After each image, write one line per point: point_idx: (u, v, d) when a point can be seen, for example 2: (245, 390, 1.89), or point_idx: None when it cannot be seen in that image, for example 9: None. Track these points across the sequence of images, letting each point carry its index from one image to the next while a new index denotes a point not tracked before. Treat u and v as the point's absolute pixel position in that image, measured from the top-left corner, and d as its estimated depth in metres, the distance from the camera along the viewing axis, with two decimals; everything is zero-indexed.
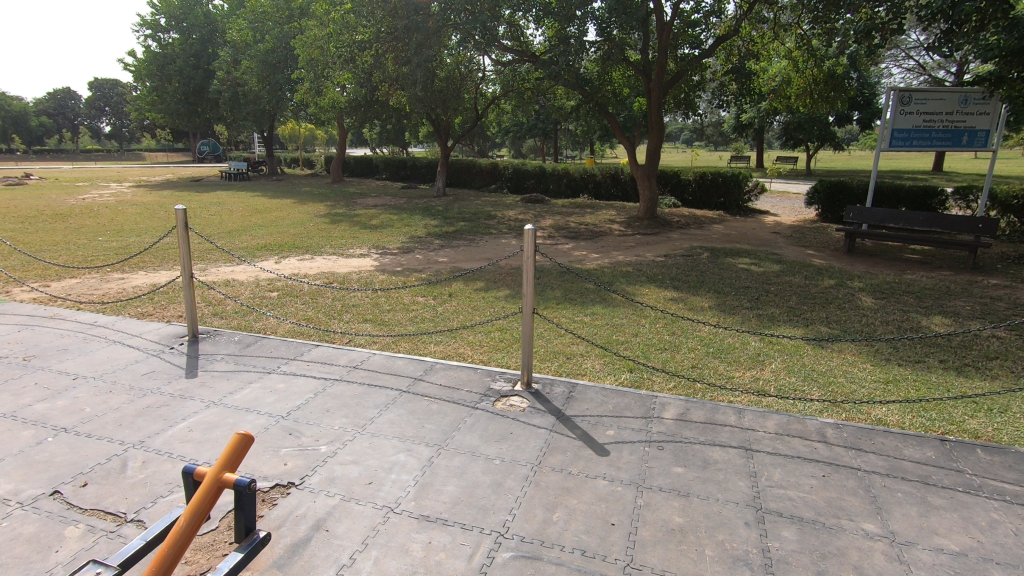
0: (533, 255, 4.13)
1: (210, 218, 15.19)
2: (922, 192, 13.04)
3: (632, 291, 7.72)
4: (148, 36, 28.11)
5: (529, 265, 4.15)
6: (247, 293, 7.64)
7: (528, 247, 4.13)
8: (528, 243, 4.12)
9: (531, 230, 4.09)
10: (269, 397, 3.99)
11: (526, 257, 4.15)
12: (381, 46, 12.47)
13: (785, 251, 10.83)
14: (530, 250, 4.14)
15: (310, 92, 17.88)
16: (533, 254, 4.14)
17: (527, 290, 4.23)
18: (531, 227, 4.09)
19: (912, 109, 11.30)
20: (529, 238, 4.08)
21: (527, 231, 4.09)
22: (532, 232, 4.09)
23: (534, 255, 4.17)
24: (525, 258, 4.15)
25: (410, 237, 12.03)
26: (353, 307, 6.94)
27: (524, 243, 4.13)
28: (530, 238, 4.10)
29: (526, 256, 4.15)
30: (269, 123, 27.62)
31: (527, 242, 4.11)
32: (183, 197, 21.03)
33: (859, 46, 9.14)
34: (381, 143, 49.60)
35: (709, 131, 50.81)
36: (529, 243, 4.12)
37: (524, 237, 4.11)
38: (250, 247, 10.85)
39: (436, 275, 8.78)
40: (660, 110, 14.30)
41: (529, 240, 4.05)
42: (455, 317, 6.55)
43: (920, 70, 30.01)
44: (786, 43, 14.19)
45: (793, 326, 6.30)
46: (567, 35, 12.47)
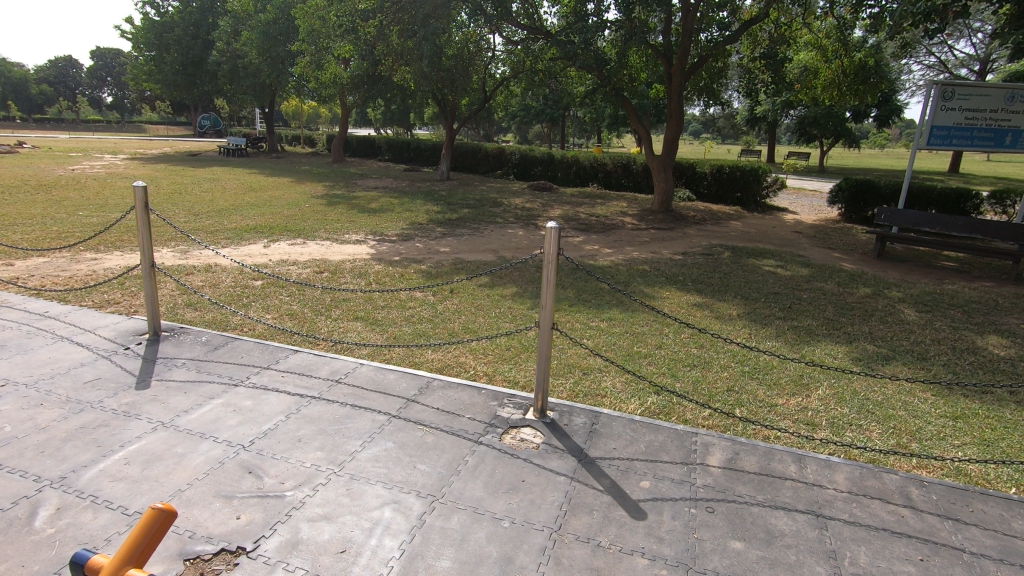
0: (555, 257, 3.44)
1: (202, 195, 14.47)
2: (955, 195, 12.31)
3: (651, 294, 7.05)
4: (147, 4, 27.15)
5: (551, 269, 3.45)
6: (228, 280, 6.96)
7: (550, 247, 3.43)
8: (551, 243, 3.42)
9: (555, 228, 3.38)
10: (232, 418, 3.32)
11: (547, 260, 3.45)
12: (385, 18, 11.63)
13: (811, 253, 10.14)
14: (552, 251, 3.44)
15: (311, 65, 17.04)
16: (554, 256, 3.44)
17: (547, 300, 3.54)
18: (554, 224, 3.38)
19: (955, 105, 10.54)
20: (552, 237, 3.37)
21: (549, 229, 3.39)
22: (556, 231, 3.39)
23: (556, 258, 3.46)
24: (547, 261, 3.45)
25: (411, 223, 11.33)
26: (343, 303, 6.27)
27: (547, 242, 3.42)
28: (553, 238, 3.39)
29: (548, 259, 3.45)
30: (270, 97, 26.75)
31: (549, 241, 3.41)
32: (177, 172, 20.29)
33: (915, 29, 8.29)
34: (385, 124, 48.64)
35: (720, 124, 49.79)
36: (552, 243, 3.42)
37: (546, 237, 3.41)
38: (239, 229, 10.13)
39: (437, 267, 8.11)
40: (681, 98, 13.47)
41: (552, 240, 3.35)
42: (457, 318, 5.89)
43: (942, 68, 29.08)
44: (817, 30, 13.34)
45: (834, 343, 5.62)
46: (585, 13, 11.66)
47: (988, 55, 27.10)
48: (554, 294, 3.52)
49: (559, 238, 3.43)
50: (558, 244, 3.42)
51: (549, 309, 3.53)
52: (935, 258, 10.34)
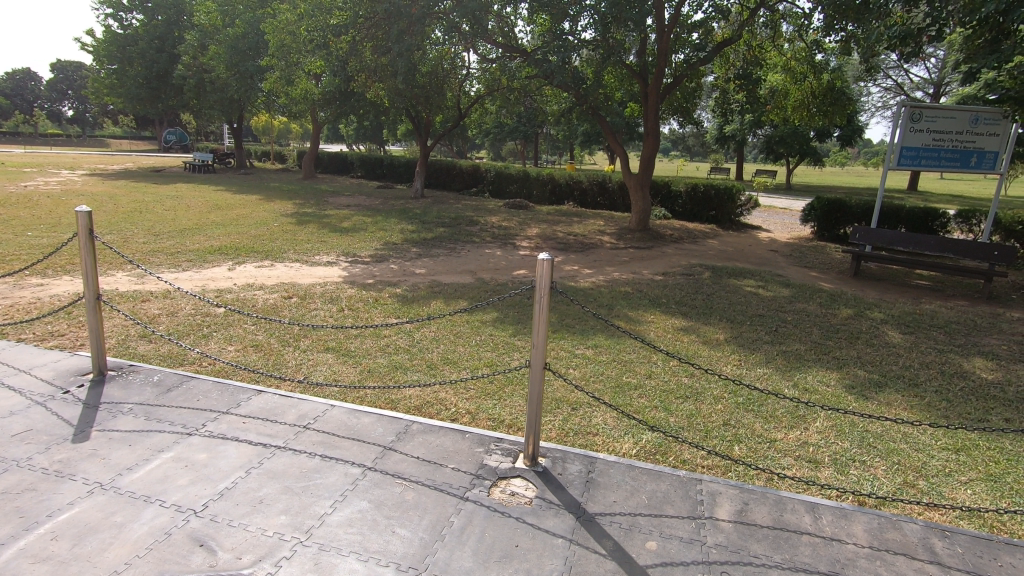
0: (548, 290, 3.17)
1: (164, 213, 13.84)
2: (923, 214, 12.56)
3: (635, 318, 6.84)
4: (110, 16, 26.37)
5: (544, 302, 3.18)
6: (188, 308, 6.50)
7: (542, 278, 3.16)
8: (543, 274, 3.15)
9: (548, 259, 3.13)
10: (183, 476, 2.92)
11: (540, 293, 3.18)
12: (358, 33, 11.35)
13: (789, 272, 10.14)
14: (545, 283, 3.17)
15: (280, 80, 16.65)
16: (547, 289, 3.17)
17: (538, 335, 3.25)
18: (547, 255, 3.12)
19: (923, 126, 10.76)
20: (545, 268, 3.12)
21: (542, 261, 3.12)
22: (548, 262, 3.13)
23: (549, 292, 3.20)
24: (539, 294, 3.18)
25: (384, 243, 10.97)
26: (314, 332, 5.89)
27: (539, 274, 3.15)
28: (545, 269, 3.13)
29: (540, 292, 3.18)
30: (238, 112, 26.14)
31: (542, 272, 3.14)
32: (139, 188, 19.51)
33: (889, 52, 8.39)
34: (358, 140, 48.22)
35: (690, 142, 50.83)
36: (544, 275, 3.15)
37: (538, 268, 3.14)
38: (202, 250, 9.62)
39: (413, 290, 7.79)
40: (656, 118, 13.51)
41: (545, 272, 3.09)
42: (435, 347, 5.56)
43: (899, 90, 30.24)
44: (786, 52, 13.59)
45: (825, 370, 5.48)
46: (560, 32, 11.59)
47: (941, 79, 28.30)
48: (546, 329, 3.24)
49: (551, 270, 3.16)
50: (551, 276, 3.16)
51: (542, 345, 3.24)
52: (908, 276, 10.46)
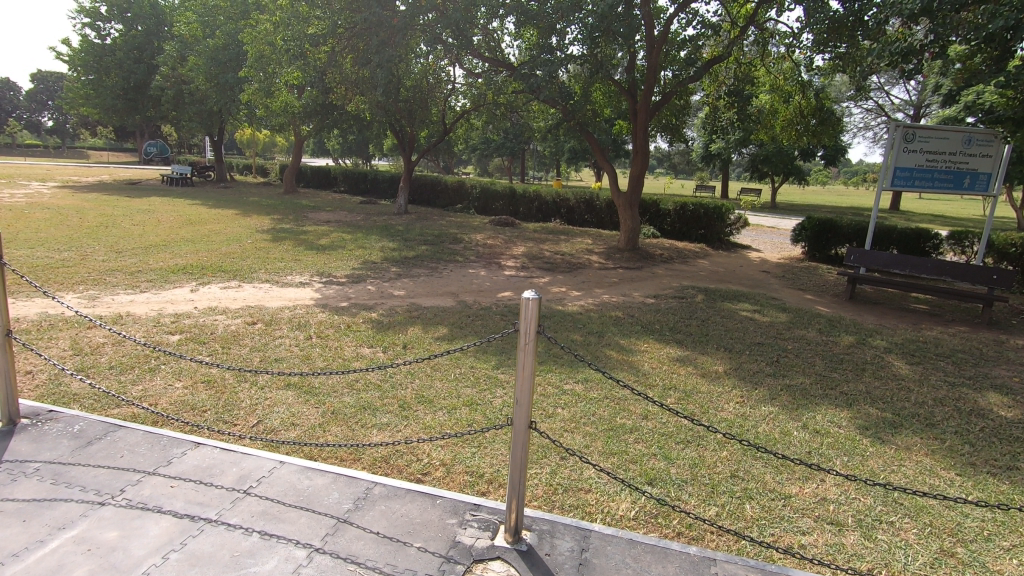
0: (535, 335, 2.70)
1: (131, 228, 13.18)
2: (916, 235, 12.36)
3: (627, 347, 6.37)
4: (87, 26, 25.75)
5: (530, 348, 2.71)
6: (138, 336, 5.93)
7: (528, 321, 2.69)
8: (529, 315, 2.69)
9: (534, 298, 2.68)
10: (82, 565, 2.36)
11: (525, 339, 2.71)
12: (338, 43, 10.92)
13: (784, 295, 9.80)
14: (531, 327, 2.70)
15: (259, 93, 16.15)
16: (533, 333, 2.69)
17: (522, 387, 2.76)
18: (534, 293, 2.67)
19: (916, 147, 10.55)
20: (532, 309, 2.65)
21: (528, 301, 2.66)
22: (535, 301, 2.67)
23: (536, 336, 2.72)
24: (524, 340, 2.70)
25: (363, 262, 10.45)
26: (276, 363, 5.34)
27: (524, 314, 2.68)
28: (532, 310, 2.67)
29: (525, 337, 2.70)
30: (218, 125, 25.57)
31: (528, 313, 2.67)
32: (110, 201, 18.79)
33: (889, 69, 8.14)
34: (343, 154, 47.77)
35: (676, 160, 51.10)
36: (529, 316, 2.69)
37: (523, 308, 2.68)
38: (165, 269, 9.02)
39: (389, 315, 7.27)
40: (645, 135, 13.22)
41: (532, 313, 2.63)
42: (409, 383, 5.03)
43: (879, 111, 30.65)
44: (775, 71, 13.45)
45: (834, 407, 5.05)
46: (547, 46, 11.26)
47: (922, 100, 28.69)
48: (533, 380, 2.75)
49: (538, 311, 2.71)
50: (538, 317, 2.69)
51: (527, 399, 2.75)
52: (905, 300, 10.16)
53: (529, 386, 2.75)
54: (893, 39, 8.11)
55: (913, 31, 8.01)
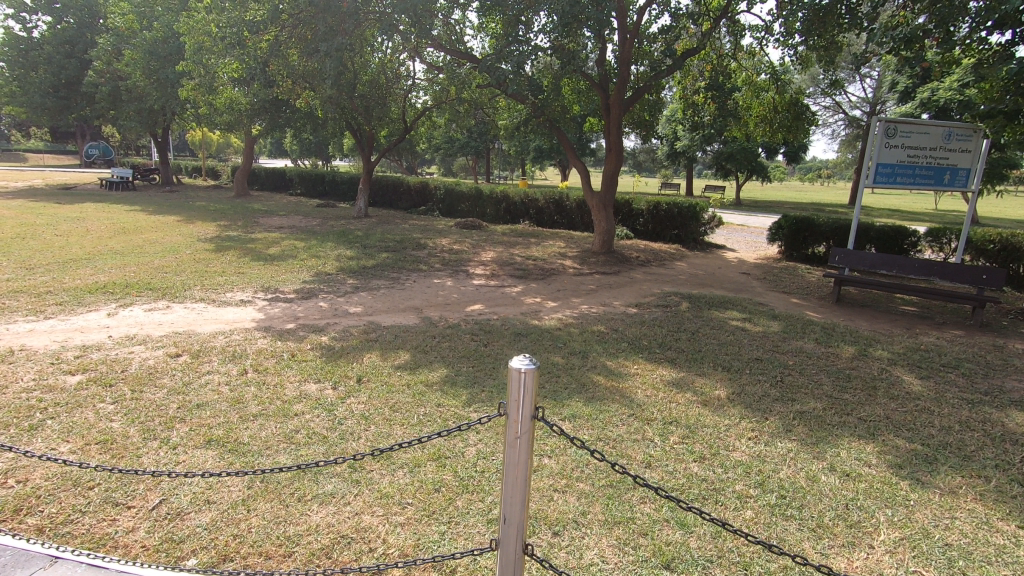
0: (531, 417, 2.26)
1: (52, 239, 11.78)
2: (893, 232, 12.05)
3: (616, 370, 5.62)
4: (10, 17, 23.63)
5: (525, 439, 2.28)
6: (27, 377, 4.85)
7: (522, 401, 2.25)
8: (524, 390, 2.25)
9: (530, 371, 2.23)
10: None
11: (519, 422, 2.26)
12: (282, 31, 9.89)
13: (770, 300, 9.27)
14: (527, 407, 2.26)
15: (200, 88, 14.85)
16: (529, 416, 2.26)
17: (513, 492, 2.32)
18: (530, 367, 2.22)
19: (898, 142, 10.09)
20: (528, 386, 2.20)
21: (522, 376, 2.22)
22: (531, 375, 2.23)
23: (533, 415, 2.29)
24: (518, 423, 2.26)
25: (315, 274, 9.44)
26: (198, 410, 4.36)
27: (515, 384, 2.24)
28: (529, 388, 2.23)
29: (520, 421, 2.25)
30: (161, 124, 23.83)
31: (524, 384, 2.22)
32: (36, 209, 17.11)
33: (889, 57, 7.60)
34: (301, 155, 45.95)
35: (641, 158, 51.06)
36: (524, 394, 2.24)
37: (516, 386, 2.24)
38: (80, 288, 7.82)
39: (342, 338, 6.34)
40: (619, 132, 12.52)
41: (529, 393, 2.18)
42: (362, 432, 4.14)
43: (838, 108, 31.07)
44: (747, 66, 13.02)
45: (859, 440, 4.39)
46: (514, 35, 10.42)
47: (878, 97, 29.20)
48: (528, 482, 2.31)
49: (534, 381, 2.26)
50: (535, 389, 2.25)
51: (518, 516, 2.33)
52: (892, 300, 9.75)
53: (521, 494, 2.32)
54: (898, 22, 7.59)
55: (918, 15, 7.52)
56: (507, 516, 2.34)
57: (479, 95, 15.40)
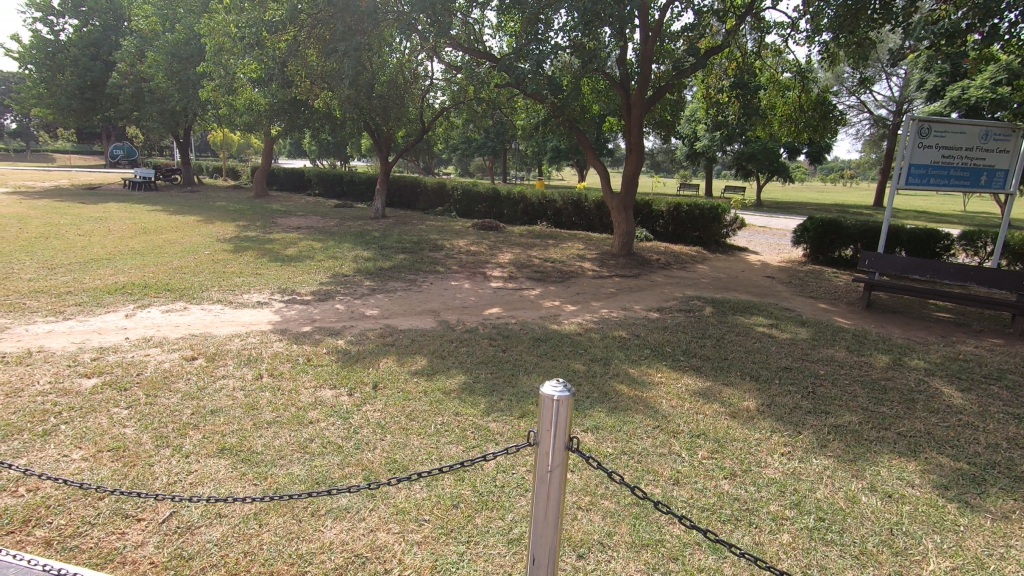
0: (564, 446, 2.26)
1: (75, 239, 11.91)
2: (925, 235, 11.63)
3: (639, 378, 5.42)
4: (38, 20, 24.09)
5: (557, 472, 2.29)
6: (42, 380, 4.81)
7: (556, 430, 2.25)
8: (558, 419, 2.25)
9: (565, 401, 2.22)
10: None
11: (553, 451, 2.26)
12: (300, 31, 9.85)
13: (797, 305, 8.97)
14: (560, 436, 2.26)
15: (221, 89, 14.94)
16: (562, 445, 2.26)
17: (544, 527, 2.32)
18: (565, 396, 2.21)
19: (931, 142, 9.70)
20: (562, 415, 2.21)
21: (557, 405, 2.22)
22: (566, 405, 2.23)
23: (567, 445, 2.28)
24: (551, 452, 2.27)
25: (332, 276, 9.37)
26: (211, 417, 4.27)
27: (548, 413, 2.24)
28: (563, 418, 2.23)
29: (553, 450, 2.26)
30: (183, 125, 24.11)
31: (559, 412, 2.22)
32: (61, 208, 17.38)
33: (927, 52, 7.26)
34: (320, 155, 46.31)
35: (659, 158, 50.54)
36: (558, 423, 2.24)
37: (551, 414, 2.24)
38: (100, 289, 7.83)
39: (358, 342, 6.23)
40: (639, 132, 12.29)
41: (562, 423, 2.19)
42: (378, 442, 4.01)
43: (862, 107, 30.37)
44: (772, 64, 12.69)
45: (900, 457, 4.14)
46: (534, 33, 10.24)
47: (905, 96, 28.47)
48: (558, 518, 2.33)
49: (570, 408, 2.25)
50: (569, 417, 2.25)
51: (550, 549, 2.34)
52: (924, 306, 9.40)
53: (552, 528, 2.33)
54: (936, 16, 7.29)
55: (958, 9, 7.21)
56: (536, 556, 2.35)
57: (497, 95, 15.28)
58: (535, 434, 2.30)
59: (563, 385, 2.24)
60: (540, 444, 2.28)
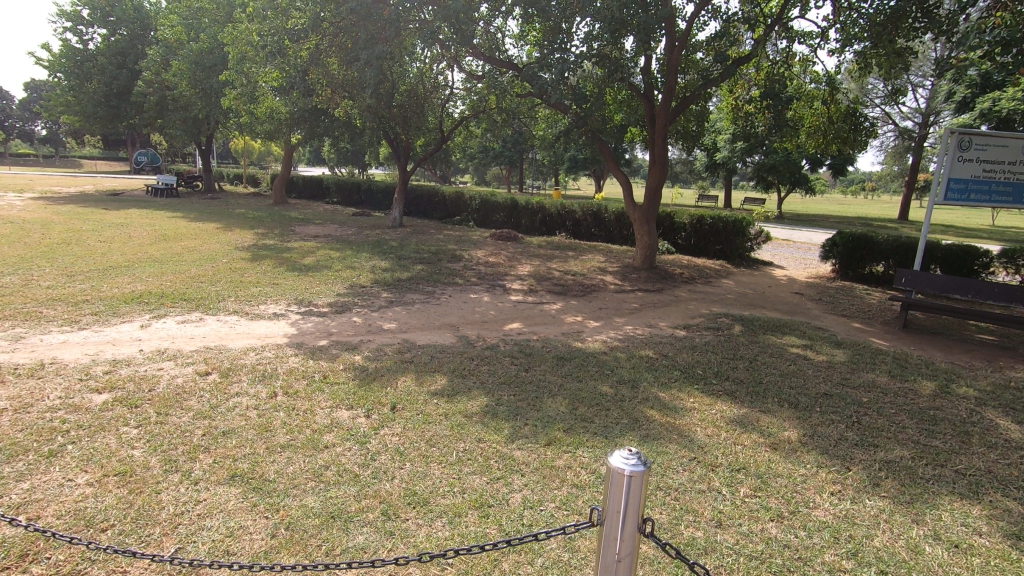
0: (635, 527, 2.24)
1: (95, 246, 11.91)
2: (962, 252, 11.16)
3: (670, 404, 5.13)
4: (68, 30, 24.58)
5: (626, 554, 2.27)
6: (52, 396, 4.66)
7: (627, 510, 2.23)
8: (629, 499, 2.22)
9: (639, 480, 2.19)
10: None
11: (624, 533, 2.24)
12: (323, 40, 9.79)
13: (829, 324, 8.60)
14: (631, 517, 2.24)
15: (243, 97, 15.00)
16: (634, 527, 2.24)
17: None
18: (638, 475, 2.18)
19: (972, 156, 9.24)
20: (636, 496, 2.18)
21: (630, 486, 2.19)
22: (639, 482, 2.20)
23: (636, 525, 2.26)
24: (622, 534, 2.24)
25: (350, 287, 9.20)
26: (223, 440, 4.07)
27: (620, 492, 2.21)
28: (637, 499, 2.20)
29: (625, 532, 2.24)
30: (205, 133, 24.35)
31: (632, 490, 2.19)
32: (84, 214, 17.56)
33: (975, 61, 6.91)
34: (338, 163, 46.65)
35: (678, 169, 50.14)
36: (629, 504, 2.22)
37: (623, 493, 2.21)
38: (116, 297, 7.75)
39: (376, 358, 6.03)
40: (664, 143, 12.01)
41: (636, 505, 2.18)
42: (396, 471, 3.78)
43: (888, 119, 29.72)
44: (802, 77, 12.37)
45: (962, 501, 3.79)
46: (559, 42, 10.05)
47: (932, 108, 27.83)
48: None
49: (644, 483, 2.21)
50: (643, 496, 2.22)
51: None
52: (964, 327, 8.95)
53: None
54: (985, 24, 6.95)
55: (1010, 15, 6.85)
56: None
57: (518, 104, 15.12)
58: (603, 514, 2.28)
59: (637, 458, 2.22)
60: (608, 525, 2.25)
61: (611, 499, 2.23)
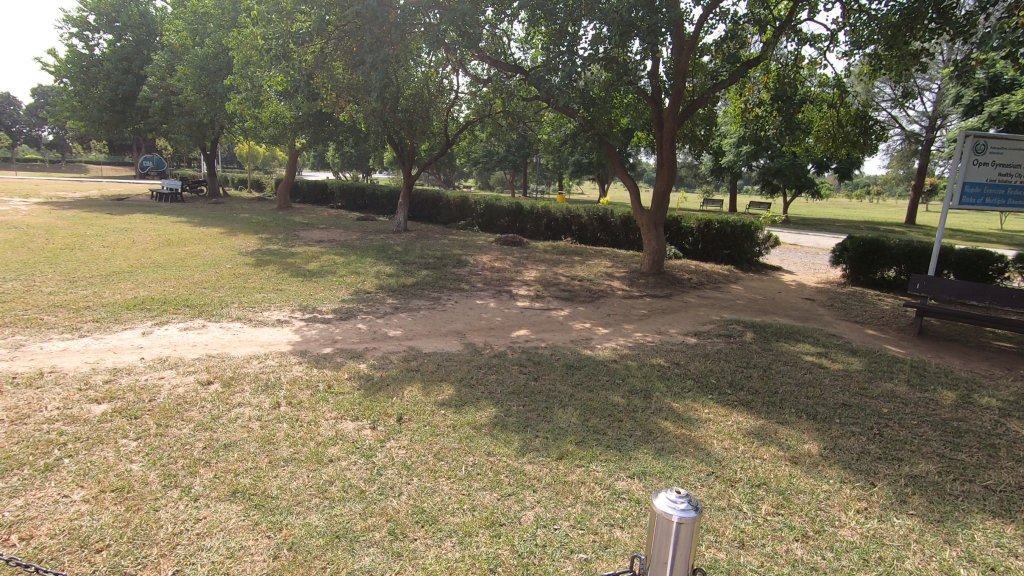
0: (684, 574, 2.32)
1: (98, 251, 11.84)
2: (976, 256, 10.96)
3: (685, 415, 4.96)
4: (74, 35, 24.66)
5: None
6: (50, 406, 4.53)
7: (677, 558, 2.31)
8: (679, 546, 2.31)
9: (690, 528, 2.28)
10: None
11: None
12: (328, 43, 9.70)
13: (843, 331, 8.42)
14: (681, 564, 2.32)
15: (247, 102, 14.95)
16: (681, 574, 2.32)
17: None
18: (691, 522, 2.28)
19: (988, 159, 9.04)
20: (687, 543, 2.27)
21: (682, 533, 2.28)
22: (690, 530, 2.29)
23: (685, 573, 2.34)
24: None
25: (354, 293, 9.07)
26: (223, 453, 3.93)
27: (670, 538, 2.29)
28: (687, 546, 2.29)
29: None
30: (209, 137, 24.34)
31: (682, 536, 2.28)
32: (88, 219, 17.53)
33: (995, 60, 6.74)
34: (343, 168, 46.70)
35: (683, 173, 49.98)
36: (679, 550, 2.30)
37: (674, 540, 2.29)
38: (118, 304, 7.65)
39: (381, 366, 5.89)
40: (672, 148, 11.86)
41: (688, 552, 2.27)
42: (404, 487, 3.63)
43: (894, 122, 29.52)
44: (811, 80, 12.23)
45: (995, 519, 3.62)
46: (566, 44, 9.93)
47: (939, 111, 27.65)
48: None
49: (694, 528, 2.31)
50: (693, 541, 2.31)
51: None
52: (980, 334, 8.76)
53: None
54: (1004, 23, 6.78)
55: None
56: None
57: (523, 108, 15.02)
58: (650, 560, 2.35)
59: (687, 504, 2.32)
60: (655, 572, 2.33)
61: (660, 543, 2.32)
